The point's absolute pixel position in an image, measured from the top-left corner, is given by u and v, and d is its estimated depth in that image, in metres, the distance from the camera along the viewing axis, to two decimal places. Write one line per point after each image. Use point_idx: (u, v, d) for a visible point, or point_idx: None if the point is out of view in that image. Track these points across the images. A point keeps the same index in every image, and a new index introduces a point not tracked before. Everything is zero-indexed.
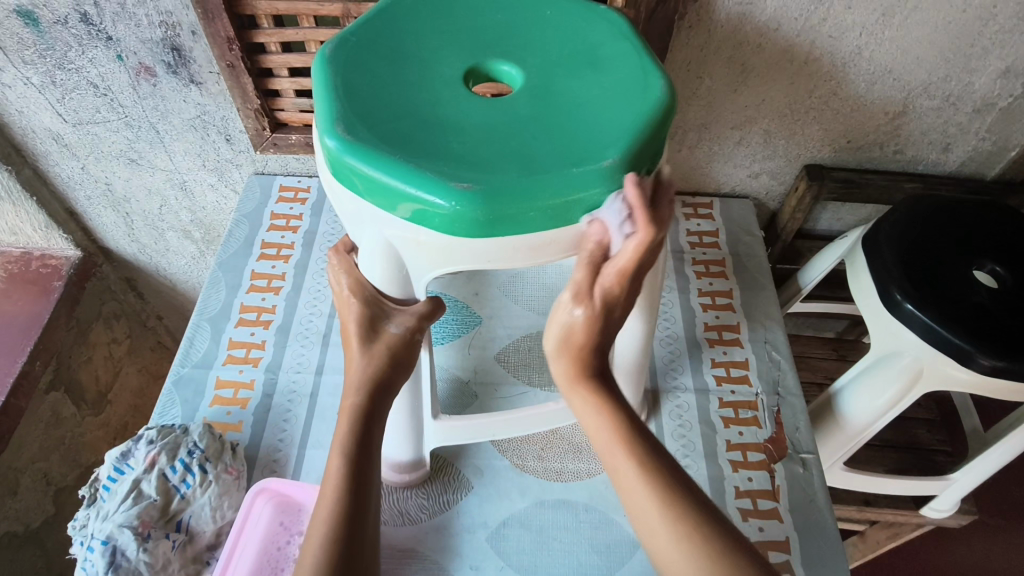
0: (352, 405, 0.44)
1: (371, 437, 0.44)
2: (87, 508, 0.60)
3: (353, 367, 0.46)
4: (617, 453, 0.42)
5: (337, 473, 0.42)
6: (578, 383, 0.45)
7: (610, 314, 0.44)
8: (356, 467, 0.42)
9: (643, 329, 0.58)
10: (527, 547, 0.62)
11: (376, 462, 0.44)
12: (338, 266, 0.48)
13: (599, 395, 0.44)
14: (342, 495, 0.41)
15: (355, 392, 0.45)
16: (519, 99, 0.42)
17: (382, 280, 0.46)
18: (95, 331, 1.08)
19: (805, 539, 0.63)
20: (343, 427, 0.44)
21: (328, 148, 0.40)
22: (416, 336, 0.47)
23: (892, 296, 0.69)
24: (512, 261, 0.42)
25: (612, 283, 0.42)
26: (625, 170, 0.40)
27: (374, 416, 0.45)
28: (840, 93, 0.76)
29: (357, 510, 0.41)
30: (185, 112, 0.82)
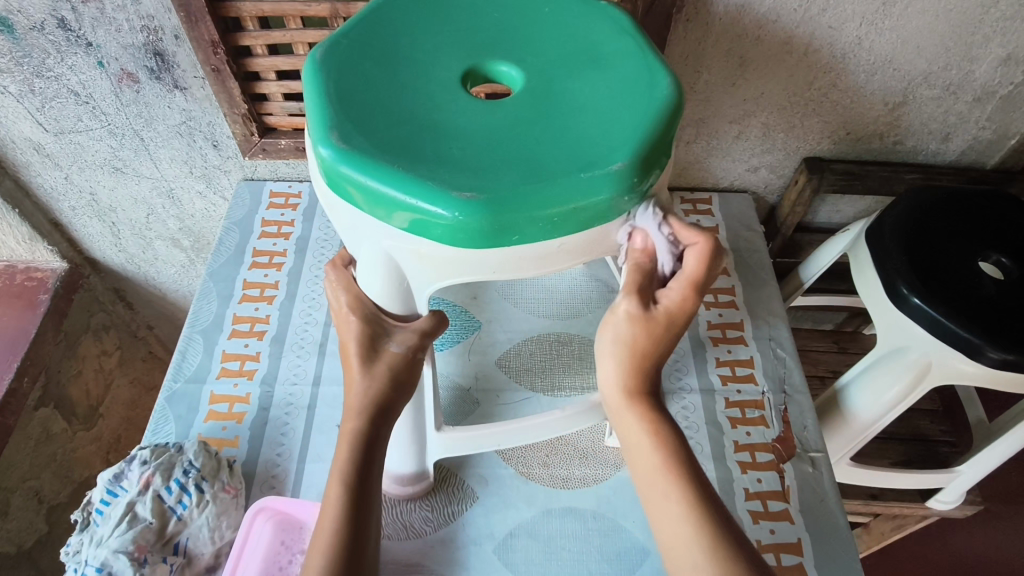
0: (351, 430, 0.43)
1: (371, 464, 0.43)
2: (80, 533, 0.58)
3: (354, 390, 0.44)
4: (670, 485, 0.43)
5: (335, 506, 0.41)
6: (632, 399, 0.46)
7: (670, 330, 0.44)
8: (356, 493, 0.41)
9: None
10: (536, 557, 0.61)
11: (375, 490, 0.43)
12: (335, 281, 0.46)
13: (653, 414, 0.45)
14: (343, 524, 0.40)
15: (353, 419, 0.43)
16: (519, 102, 0.41)
17: (385, 295, 0.44)
18: (84, 343, 1.05)
19: (817, 541, 0.62)
20: (341, 456, 0.43)
21: (323, 158, 0.38)
22: (418, 354, 0.45)
23: (898, 289, 0.68)
24: (520, 270, 0.40)
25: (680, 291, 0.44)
26: (634, 175, 0.38)
27: (373, 442, 0.43)
28: (839, 84, 0.75)
29: (358, 540, 0.40)
30: (169, 118, 0.80)
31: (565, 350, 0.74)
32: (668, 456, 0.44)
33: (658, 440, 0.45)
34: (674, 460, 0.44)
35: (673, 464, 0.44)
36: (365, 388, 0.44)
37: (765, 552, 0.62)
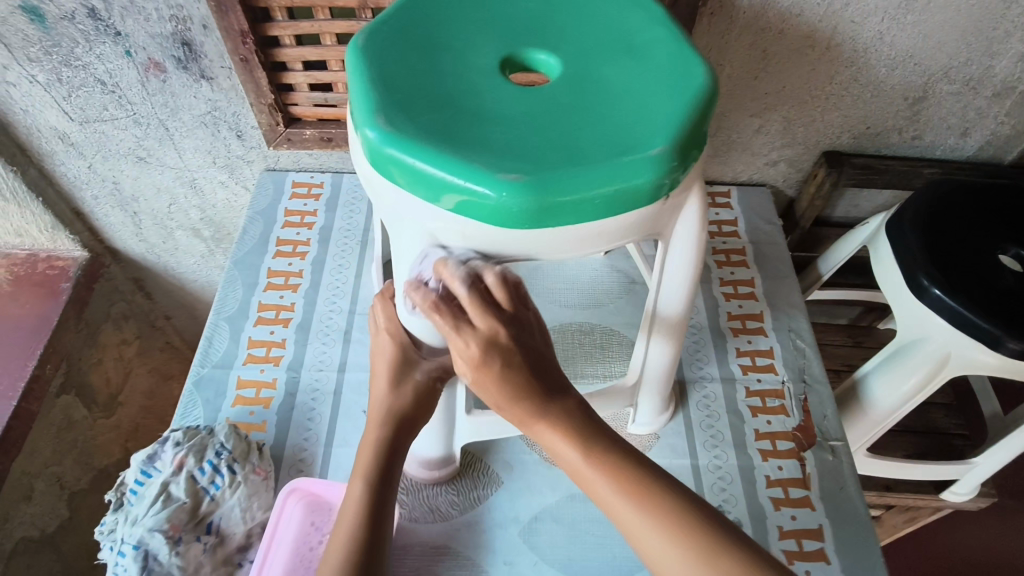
0: (375, 439, 0.48)
1: (392, 470, 0.47)
2: (114, 513, 0.59)
3: (382, 398, 0.49)
4: (599, 477, 0.40)
5: (354, 508, 0.46)
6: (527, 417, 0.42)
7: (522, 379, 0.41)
8: (376, 495, 0.46)
9: (678, 337, 0.56)
10: (560, 540, 0.62)
11: (393, 497, 0.47)
12: (380, 309, 0.52)
13: (554, 422, 0.42)
14: (360, 525, 0.45)
15: (377, 428, 0.48)
16: (557, 88, 0.41)
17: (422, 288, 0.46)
18: (104, 332, 1.06)
19: (837, 527, 0.63)
20: (364, 460, 0.47)
21: (368, 140, 0.39)
22: (438, 383, 0.50)
23: (920, 281, 0.68)
24: (558, 251, 0.41)
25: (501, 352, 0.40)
26: (675, 159, 0.38)
27: (395, 450, 0.48)
28: (860, 78, 0.75)
29: (374, 539, 0.44)
30: (195, 107, 0.81)
31: (587, 340, 0.76)
32: (582, 445, 0.41)
33: (563, 438, 0.41)
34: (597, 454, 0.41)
35: (592, 452, 0.41)
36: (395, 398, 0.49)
37: (786, 537, 0.63)
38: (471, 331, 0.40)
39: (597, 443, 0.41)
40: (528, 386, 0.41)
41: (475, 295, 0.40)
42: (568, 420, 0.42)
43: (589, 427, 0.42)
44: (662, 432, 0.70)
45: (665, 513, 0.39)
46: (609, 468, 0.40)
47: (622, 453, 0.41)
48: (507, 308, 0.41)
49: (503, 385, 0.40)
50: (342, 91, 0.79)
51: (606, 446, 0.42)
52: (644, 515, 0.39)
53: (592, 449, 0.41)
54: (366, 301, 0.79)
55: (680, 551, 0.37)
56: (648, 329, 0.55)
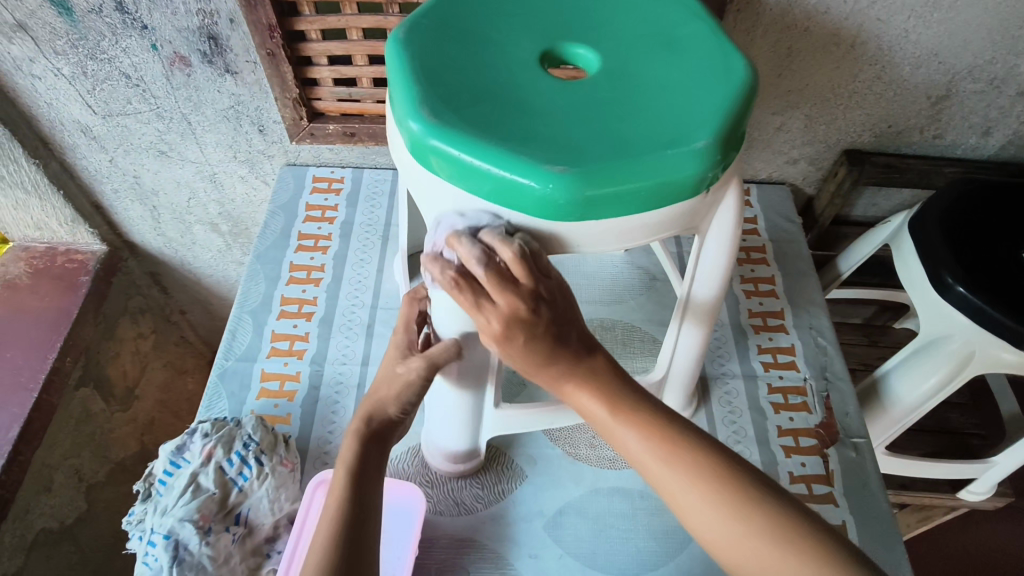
0: (357, 428, 0.49)
1: (376, 456, 0.48)
2: (143, 503, 0.59)
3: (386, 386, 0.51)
4: (631, 435, 0.42)
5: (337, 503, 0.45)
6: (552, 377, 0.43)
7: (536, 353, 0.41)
8: (361, 477, 0.47)
9: (706, 330, 0.57)
10: (585, 535, 0.62)
11: (378, 481, 0.48)
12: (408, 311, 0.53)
13: (578, 379, 0.43)
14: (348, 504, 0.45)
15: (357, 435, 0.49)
16: (599, 82, 0.42)
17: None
18: (121, 326, 1.06)
19: (861, 524, 0.63)
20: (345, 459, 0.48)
21: (412, 132, 0.39)
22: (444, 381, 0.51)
23: (943, 279, 0.68)
24: (577, 243, 0.41)
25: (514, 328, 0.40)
26: (719, 151, 0.39)
27: (378, 439, 0.50)
28: (884, 77, 0.75)
29: (361, 518, 0.45)
30: (218, 102, 0.81)
31: (608, 336, 0.76)
32: (611, 405, 0.43)
33: (593, 399, 0.43)
34: (621, 407, 0.43)
35: (619, 410, 0.43)
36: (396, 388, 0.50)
37: None
38: (492, 308, 0.40)
39: (626, 401, 0.43)
40: (556, 349, 0.42)
41: (492, 274, 0.39)
42: (600, 381, 0.43)
43: (620, 387, 0.44)
44: None
45: (696, 465, 0.40)
46: (638, 424, 0.42)
47: (654, 409, 0.43)
48: (526, 282, 0.39)
49: (533, 353, 0.41)
50: (366, 86, 0.79)
51: (636, 403, 0.43)
52: (673, 469, 0.40)
53: (623, 408, 0.43)
54: (388, 295, 0.80)
55: (711, 497, 0.39)
56: (681, 315, 0.55)
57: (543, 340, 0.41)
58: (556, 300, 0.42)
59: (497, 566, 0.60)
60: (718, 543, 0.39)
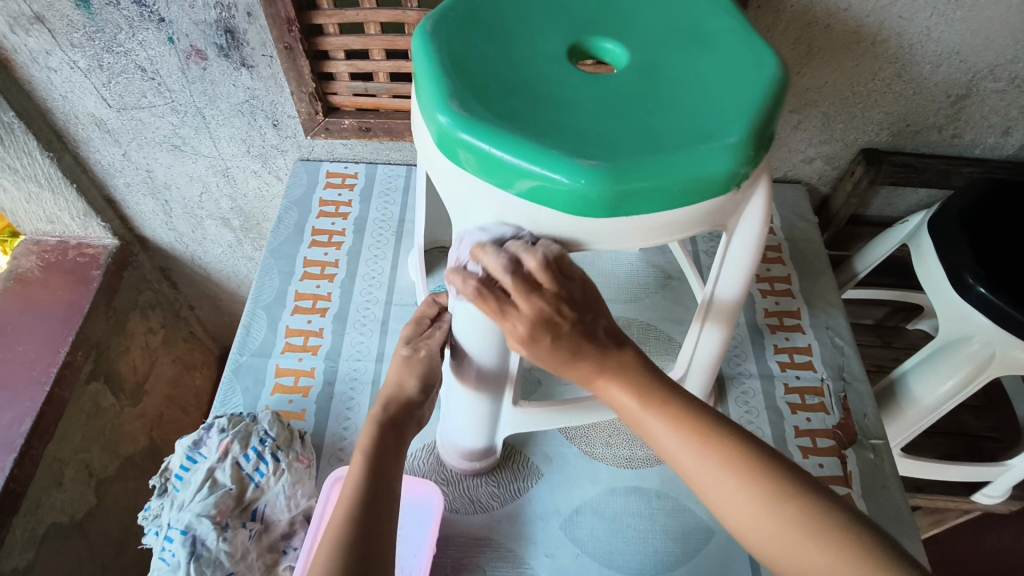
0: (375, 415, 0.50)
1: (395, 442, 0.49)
2: (159, 498, 0.59)
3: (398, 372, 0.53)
4: (663, 429, 0.41)
5: (351, 485, 0.44)
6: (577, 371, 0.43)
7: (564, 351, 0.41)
8: (379, 460, 0.46)
9: (729, 326, 0.56)
10: (601, 534, 0.62)
11: (398, 466, 0.47)
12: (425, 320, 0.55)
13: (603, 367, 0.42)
14: (365, 483, 0.44)
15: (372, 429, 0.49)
16: (628, 76, 0.41)
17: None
18: (132, 320, 1.06)
19: (880, 526, 0.63)
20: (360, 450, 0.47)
21: (440, 125, 0.39)
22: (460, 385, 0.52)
23: (964, 280, 0.68)
24: (610, 243, 0.41)
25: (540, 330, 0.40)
26: (751, 147, 0.38)
27: (398, 427, 0.50)
28: (904, 75, 0.75)
29: (377, 497, 0.44)
30: (233, 96, 0.81)
31: None
32: (644, 398, 0.42)
33: (625, 390, 0.42)
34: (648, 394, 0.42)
35: (651, 402, 0.42)
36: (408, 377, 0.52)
37: None
38: (516, 313, 0.40)
39: (658, 393, 0.42)
40: (582, 344, 0.41)
41: (518, 280, 0.39)
42: (631, 371, 0.43)
43: (652, 381, 0.43)
44: None
45: (731, 458, 0.40)
46: (671, 417, 0.41)
47: (685, 401, 0.42)
48: (550, 286, 0.40)
49: (561, 352, 0.41)
50: (382, 81, 0.79)
51: (668, 395, 0.42)
52: (708, 462, 0.40)
53: (654, 399, 0.42)
54: (403, 291, 0.79)
55: (747, 490, 0.39)
56: (703, 317, 0.55)
57: (569, 340, 0.41)
58: (580, 301, 0.42)
59: (514, 565, 0.60)
60: (752, 532, 0.39)
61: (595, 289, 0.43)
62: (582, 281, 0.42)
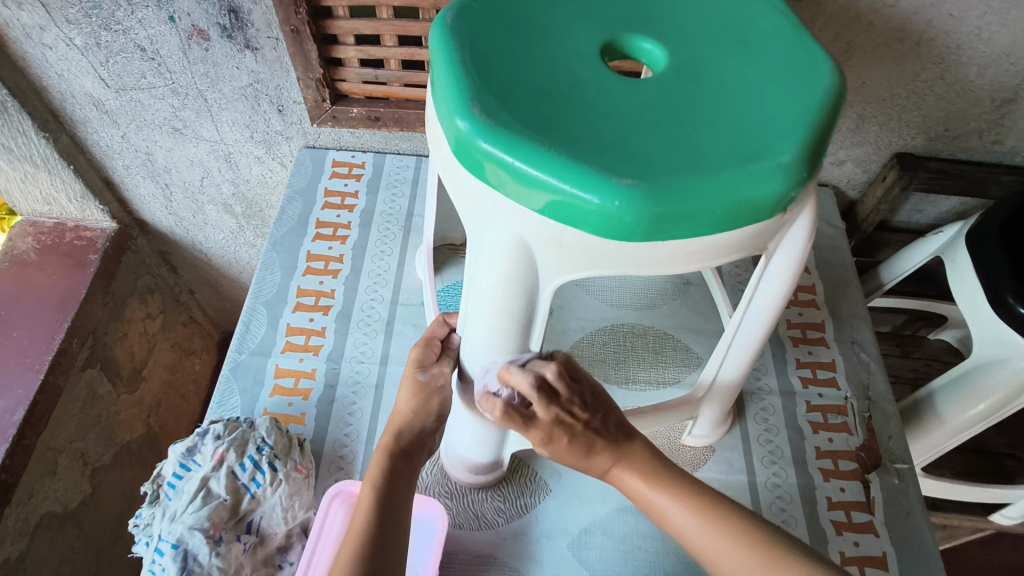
0: (386, 444, 0.48)
1: (406, 473, 0.47)
2: (150, 507, 0.56)
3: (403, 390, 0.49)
4: (669, 504, 0.43)
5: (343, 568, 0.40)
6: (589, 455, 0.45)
7: (583, 448, 0.45)
8: (388, 495, 0.45)
9: (756, 351, 0.51)
10: (611, 555, 0.59)
11: (408, 499, 0.46)
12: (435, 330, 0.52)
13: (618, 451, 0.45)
14: (372, 520, 0.43)
15: (364, 520, 0.43)
16: (669, 81, 0.37)
17: (492, 305, 0.42)
18: (130, 305, 1.02)
19: (903, 556, 0.60)
20: (354, 534, 0.42)
21: (459, 131, 0.35)
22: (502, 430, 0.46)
23: (1004, 299, 0.64)
24: (641, 268, 0.37)
25: (559, 434, 0.44)
26: (805, 168, 0.35)
27: (410, 456, 0.48)
28: (948, 77, 0.70)
29: (383, 537, 0.42)
30: (236, 79, 0.77)
31: (639, 343, 0.72)
32: (652, 479, 0.44)
33: (634, 476, 0.45)
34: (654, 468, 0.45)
35: (657, 482, 0.44)
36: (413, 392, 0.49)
37: (848, 564, 0.59)
38: (533, 422, 0.44)
39: (664, 477, 0.44)
40: (596, 439, 0.45)
41: (543, 395, 0.43)
42: (640, 461, 0.45)
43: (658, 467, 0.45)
44: (717, 444, 0.67)
45: (731, 528, 0.41)
46: (669, 489, 0.44)
47: (689, 480, 0.44)
48: (563, 394, 0.44)
49: (578, 449, 0.45)
50: (393, 68, 0.75)
51: (675, 476, 0.45)
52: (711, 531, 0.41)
53: (658, 476, 0.45)
54: (409, 290, 0.76)
55: (748, 553, 0.40)
56: (721, 359, 0.54)
57: (584, 438, 0.44)
58: (595, 402, 0.46)
59: None
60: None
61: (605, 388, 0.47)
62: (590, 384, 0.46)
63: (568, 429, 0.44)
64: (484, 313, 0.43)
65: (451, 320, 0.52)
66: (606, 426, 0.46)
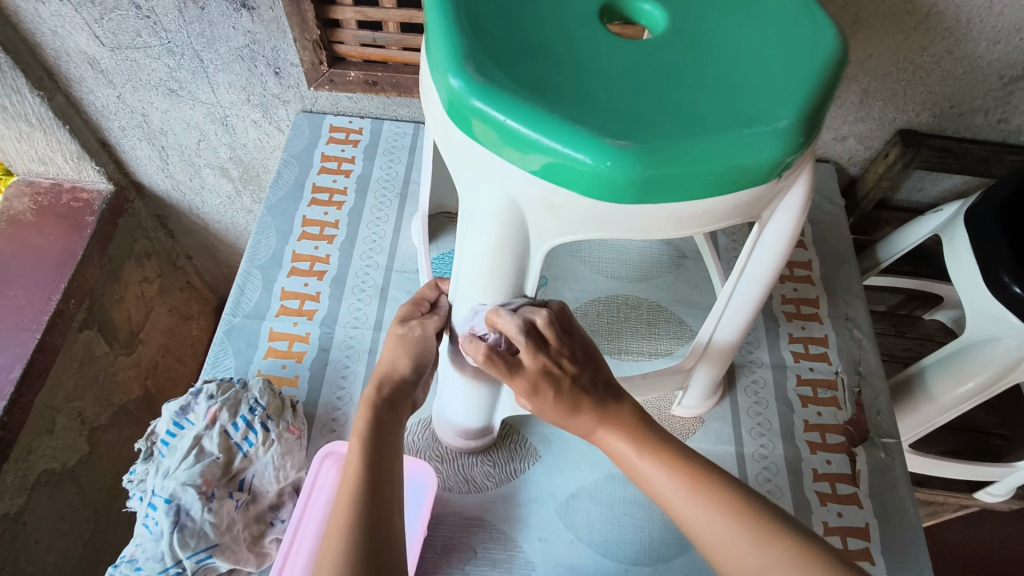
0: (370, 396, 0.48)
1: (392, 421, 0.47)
2: (145, 463, 0.57)
3: (389, 346, 0.51)
4: (651, 467, 0.44)
5: (344, 519, 0.40)
6: (577, 414, 0.45)
7: (570, 408, 0.45)
8: (378, 444, 0.45)
9: (748, 321, 0.52)
10: (597, 520, 0.60)
11: (396, 444, 0.46)
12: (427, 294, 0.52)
13: (602, 418, 0.46)
14: (366, 467, 0.43)
15: (355, 464, 0.43)
16: (668, 43, 0.37)
17: (484, 268, 0.42)
18: (127, 268, 1.02)
19: (885, 528, 0.60)
20: (350, 483, 0.43)
21: (452, 90, 0.35)
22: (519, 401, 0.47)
23: (1000, 278, 0.64)
24: (633, 231, 0.37)
25: (544, 386, 0.44)
26: (802, 134, 0.34)
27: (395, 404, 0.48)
28: (956, 52, 0.69)
29: (379, 484, 0.43)
30: (233, 39, 0.75)
31: (632, 315, 0.72)
32: (636, 441, 0.45)
33: (618, 437, 0.45)
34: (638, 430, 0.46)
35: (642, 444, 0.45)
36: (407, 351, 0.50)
37: (830, 534, 0.60)
38: (521, 371, 0.44)
39: (650, 437, 0.45)
40: (581, 397, 0.45)
41: (531, 342, 0.42)
42: (625, 424, 0.46)
43: (646, 428, 0.46)
44: (706, 416, 0.67)
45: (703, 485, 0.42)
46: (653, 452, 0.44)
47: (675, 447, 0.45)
48: (552, 343, 0.44)
49: (562, 406, 0.45)
50: (392, 31, 0.74)
51: (666, 444, 0.45)
52: (697, 501, 0.42)
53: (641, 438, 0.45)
54: (404, 257, 0.76)
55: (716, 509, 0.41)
56: (712, 329, 0.54)
57: (570, 394, 0.45)
58: (582, 356, 0.46)
59: (505, 547, 0.58)
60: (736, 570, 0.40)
61: (594, 344, 0.48)
62: (577, 336, 0.46)
63: (552, 381, 0.44)
64: (476, 275, 0.43)
65: (444, 286, 0.52)
66: (593, 384, 0.46)
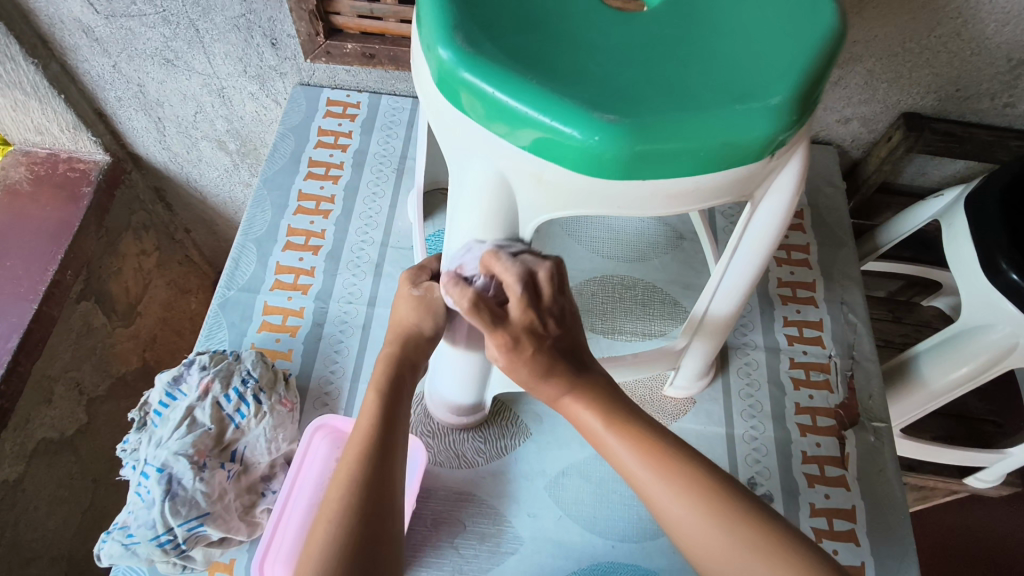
0: (388, 352, 0.48)
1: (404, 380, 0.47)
2: (138, 433, 0.58)
3: (400, 306, 0.50)
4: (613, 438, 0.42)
5: (350, 471, 0.41)
6: (547, 381, 0.43)
7: (546, 376, 0.43)
8: (390, 402, 0.45)
9: (741, 301, 0.52)
10: (586, 498, 0.60)
11: (405, 403, 0.46)
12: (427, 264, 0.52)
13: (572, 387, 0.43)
14: (377, 423, 0.43)
15: (369, 424, 0.43)
16: (664, 17, 0.36)
17: (473, 243, 0.41)
18: (125, 241, 1.02)
19: (872, 510, 0.61)
20: (359, 437, 0.43)
21: (441, 60, 0.34)
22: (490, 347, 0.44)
23: (997, 264, 0.63)
24: (622, 208, 0.37)
25: (525, 347, 0.42)
26: (794, 112, 0.34)
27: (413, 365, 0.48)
28: (963, 33, 0.68)
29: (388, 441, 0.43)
30: (229, 9, 0.74)
31: (628, 295, 0.72)
32: (605, 414, 0.42)
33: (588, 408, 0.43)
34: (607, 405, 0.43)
35: (618, 423, 0.42)
36: (411, 307, 0.49)
37: (817, 515, 0.61)
38: (505, 324, 0.42)
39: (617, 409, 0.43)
40: (557, 360, 0.43)
41: (524, 290, 0.40)
42: (596, 395, 0.43)
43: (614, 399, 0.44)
44: (698, 396, 0.67)
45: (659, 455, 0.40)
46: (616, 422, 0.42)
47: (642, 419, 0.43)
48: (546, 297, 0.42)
49: (537, 367, 0.43)
50: (390, 3, 0.73)
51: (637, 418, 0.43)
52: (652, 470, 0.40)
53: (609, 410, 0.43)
54: (400, 233, 0.76)
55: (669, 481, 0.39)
56: (705, 309, 0.54)
57: (548, 356, 0.43)
58: (563, 319, 0.45)
59: (494, 522, 0.59)
60: (692, 548, 0.38)
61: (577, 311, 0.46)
62: (563, 296, 0.45)
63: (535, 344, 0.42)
64: (466, 249, 0.42)
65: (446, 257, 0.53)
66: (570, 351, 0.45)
